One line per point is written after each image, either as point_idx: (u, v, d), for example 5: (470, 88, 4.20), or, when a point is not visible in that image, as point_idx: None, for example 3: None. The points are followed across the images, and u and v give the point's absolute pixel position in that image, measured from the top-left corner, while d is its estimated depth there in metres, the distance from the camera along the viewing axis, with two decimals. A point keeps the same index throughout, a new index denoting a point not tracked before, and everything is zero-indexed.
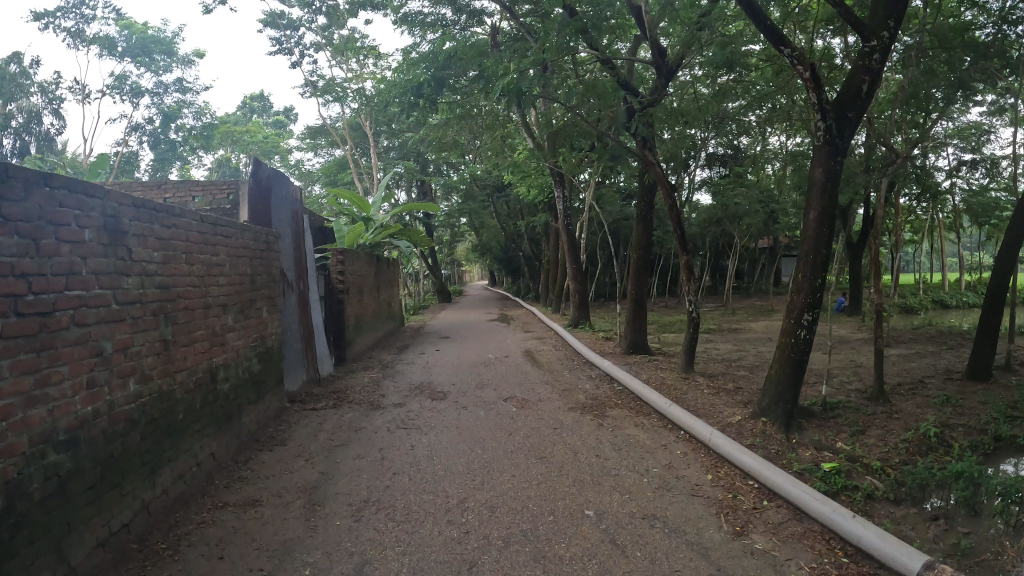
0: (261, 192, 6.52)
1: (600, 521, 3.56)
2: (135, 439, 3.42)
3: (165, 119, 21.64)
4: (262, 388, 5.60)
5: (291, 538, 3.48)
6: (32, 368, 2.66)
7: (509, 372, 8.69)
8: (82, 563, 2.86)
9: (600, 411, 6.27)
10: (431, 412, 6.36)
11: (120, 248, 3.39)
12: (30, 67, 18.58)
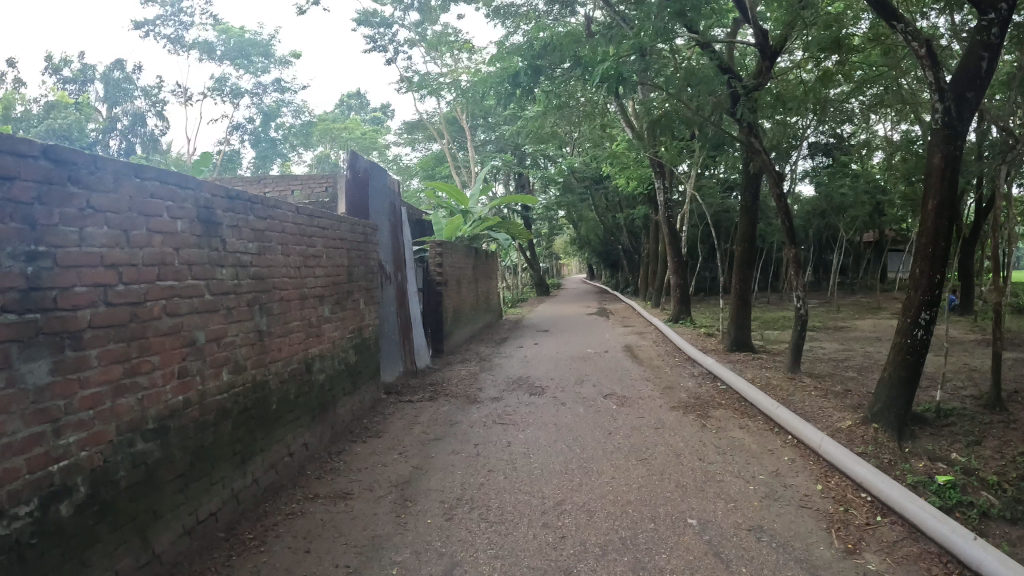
0: (360, 184, 6.62)
1: (704, 531, 3.39)
2: (226, 429, 3.50)
3: (265, 118, 22.60)
4: (358, 380, 5.70)
5: (380, 534, 3.49)
6: (122, 357, 2.75)
7: (607, 367, 8.54)
8: (167, 551, 2.94)
9: (703, 411, 6.04)
10: (529, 407, 6.31)
11: (214, 239, 3.48)
12: (133, 72, 19.90)
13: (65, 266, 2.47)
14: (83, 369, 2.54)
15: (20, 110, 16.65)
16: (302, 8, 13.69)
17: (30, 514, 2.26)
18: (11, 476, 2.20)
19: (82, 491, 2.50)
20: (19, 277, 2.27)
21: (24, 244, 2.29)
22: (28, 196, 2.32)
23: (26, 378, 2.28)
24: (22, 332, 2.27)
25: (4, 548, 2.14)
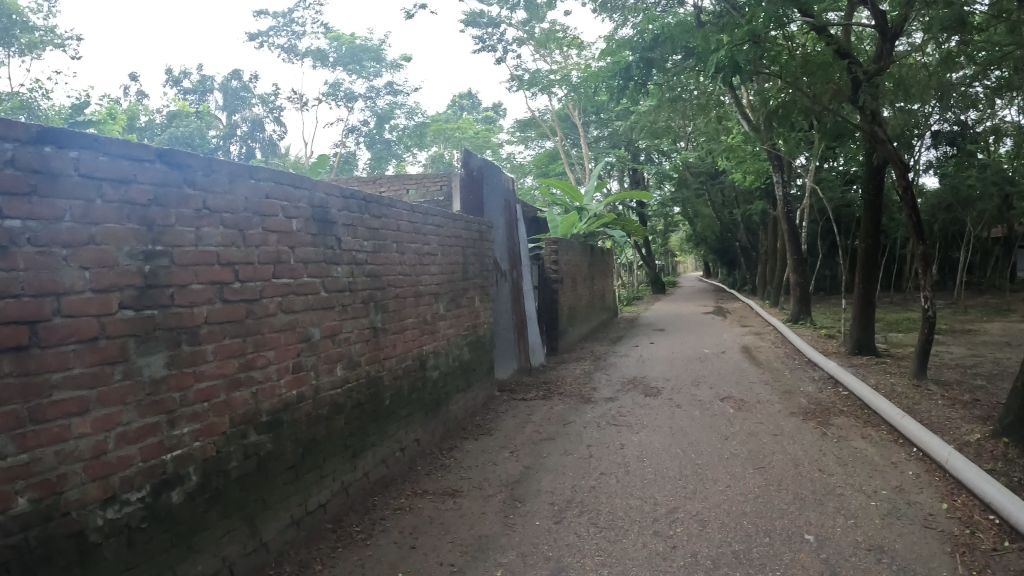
0: (473, 182, 6.68)
1: (822, 549, 3.18)
2: (338, 423, 3.60)
3: (378, 121, 23.82)
4: (472, 377, 5.75)
5: (486, 534, 3.48)
6: (237, 352, 2.86)
7: (724, 369, 8.23)
8: (275, 539, 3.03)
9: (824, 418, 5.71)
10: (643, 409, 6.17)
11: (329, 237, 3.57)
12: (250, 82, 21.02)
13: (182, 264, 2.58)
14: (198, 363, 2.64)
15: (148, 120, 18.01)
16: (409, 13, 14.10)
17: (141, 500, 2.36)
18: (125, 463, 2.31)
19: (193, 480, 2.60)
20: (137, 275, 2.38)
21: (143, 245, 2.41)
22: (145, 199, 2.44)
23: (143, 371, 2.39)
24: (141, 327, 2.38)
25: (113, 531, 2.24)
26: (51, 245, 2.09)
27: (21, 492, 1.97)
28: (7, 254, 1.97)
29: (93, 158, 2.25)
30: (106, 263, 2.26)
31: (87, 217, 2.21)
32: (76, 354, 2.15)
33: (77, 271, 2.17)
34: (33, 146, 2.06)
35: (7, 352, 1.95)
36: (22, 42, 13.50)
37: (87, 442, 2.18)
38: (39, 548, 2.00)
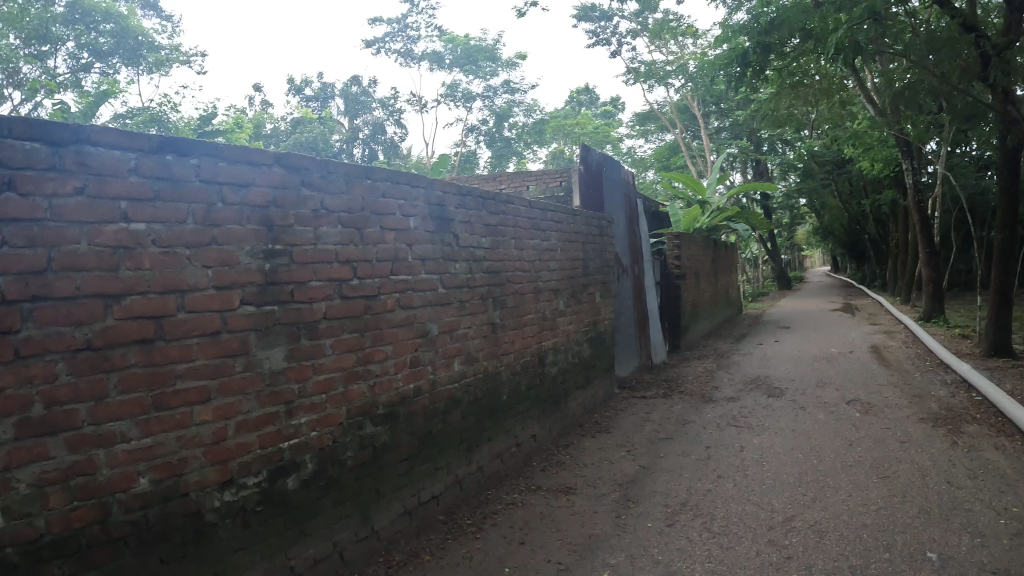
0: (593, 178, 6.57)
1: (946, 570, 2.92)
2: (455, 418, 3.64)
3: (498, 119, 23.91)
4: (590, 373, 5.66)
5: (597, 533, 3.41)
6: (355, 346, 2.92)
7: (853, 370, 7.72)
8: (387, 527, 3.06)
9: (955, 425, 5.25)
10: (766, 410, 5.88)
11: (446, 235, 3.61)
12: (369, 86, 21.86)
13: (301, 262, 2.64)
14: (316, 356, 2.71)
15: (273, 127, 19.15)
16: (520, 10, 14.20)
17: (257, 484, 2.44)
18: (244, 450, 2.39)
19: (310, 468, 2.65)
20: (258, 273, 2.47)
21: (264, 244, 2.49)
22: (265, 201, 2.51)
23: (263, 363, 2.48)
24: (261, 322, 2.47)
25: (229, 512, 2.33)
26: (176, 246, 2.20)
27: (142, 473, 2.08)
28: (133, 254, 2.08)
29: (214, 165, 2.34)
30: (228, 262, 2.36)
31: (208, 219, 2.30)
32: (198, 346, 2.25)
33: (201, 269, 2.27)
34: (155, 154, 2.17)
35: (134, 343, 2.07)
36: (150, 61, 14.86)
37: (208, 428, 2.28)
38: (156, 524, 2.11)
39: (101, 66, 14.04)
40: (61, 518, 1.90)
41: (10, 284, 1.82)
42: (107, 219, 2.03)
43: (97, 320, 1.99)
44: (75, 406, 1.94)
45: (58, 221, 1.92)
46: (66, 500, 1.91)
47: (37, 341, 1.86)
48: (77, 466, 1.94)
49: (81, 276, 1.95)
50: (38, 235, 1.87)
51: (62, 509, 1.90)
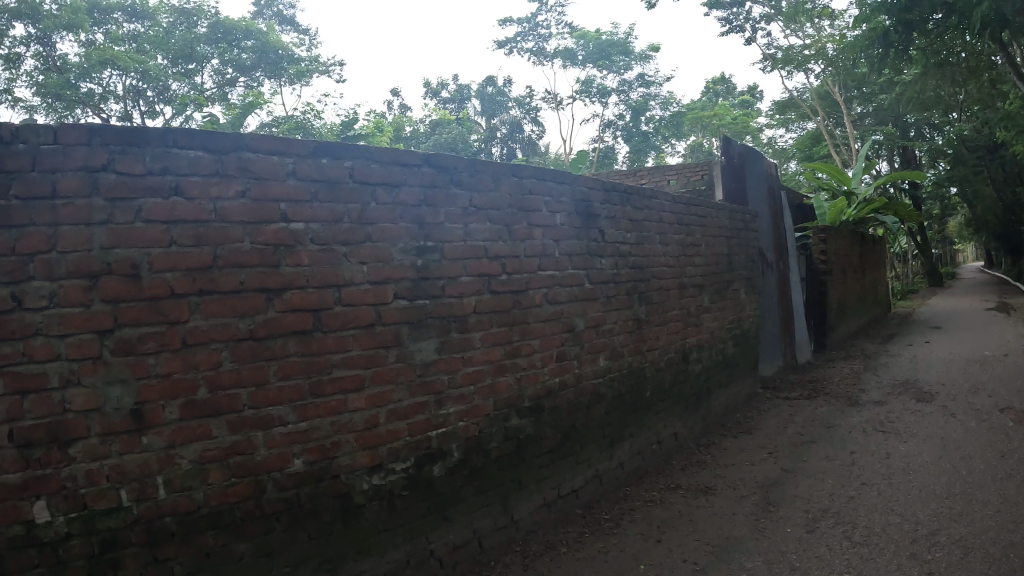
0: (735, 171, 6.24)
1: None
2: (598, 413, 3.44)
3: (634, 113, 23.37)
4: (735, 371, 5.31)
5: (735, 536, 3.17)
6: (504, 340, 2.89)
7: (1013, 376, 7.01)
8: (525, 518, 2.99)
9: None
10: (915, 415, 5.43)
11: (592, 230, 3.39)
12: (504, 86, 22.25)
13: (452, 258, 2.66)
14: (466, 349, 2.72)
15: (411, 130, 19.87)
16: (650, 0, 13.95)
17: (405, 470, 2.48)
18: (393, 437, 2.45)
19: (455, 456, 2.67)
20: (411, 269, 2.51)
21: (415, 241, 2.53)
22: (415, 200, 2.54)
23: (415, 354, 2.52)
24: (414, 316, 2.52)
25: (376, 495, 2.40)
26: (332, 243, 2.29)
27: (297, 455, 2.20)
28: (293, 251, 2.20)
29: (366, 166, 2.40)
30: (381, 258, 2.42)
31: (363, 218, 2.37)
32: (354, 338, 2.34)
33: (357, 265, 2.35)
34: (311, 158, 2.27)
35: (293, 334, 2.20)
36: (291, 72, 15.65)
37: (360, 415, 2.35)
38: (307, 503, 2.22)
39: (245, 80, 15.07)
40: (219, 493, 2.06)
41: (179, 279, 2.00)
42: (267, 218, 2.16)
43: (259, 312, 2.13)
44: (237, 391, 2.09)
45: (222, 221, 2.08)
46: (225, 476, 2.07)
47: (203, 331, 2.03)
48: (236, 446, 2.09)
49: (244, 272, 2.10)
50: (204, 234, 2.04)
51: (220, 485, 2.06)
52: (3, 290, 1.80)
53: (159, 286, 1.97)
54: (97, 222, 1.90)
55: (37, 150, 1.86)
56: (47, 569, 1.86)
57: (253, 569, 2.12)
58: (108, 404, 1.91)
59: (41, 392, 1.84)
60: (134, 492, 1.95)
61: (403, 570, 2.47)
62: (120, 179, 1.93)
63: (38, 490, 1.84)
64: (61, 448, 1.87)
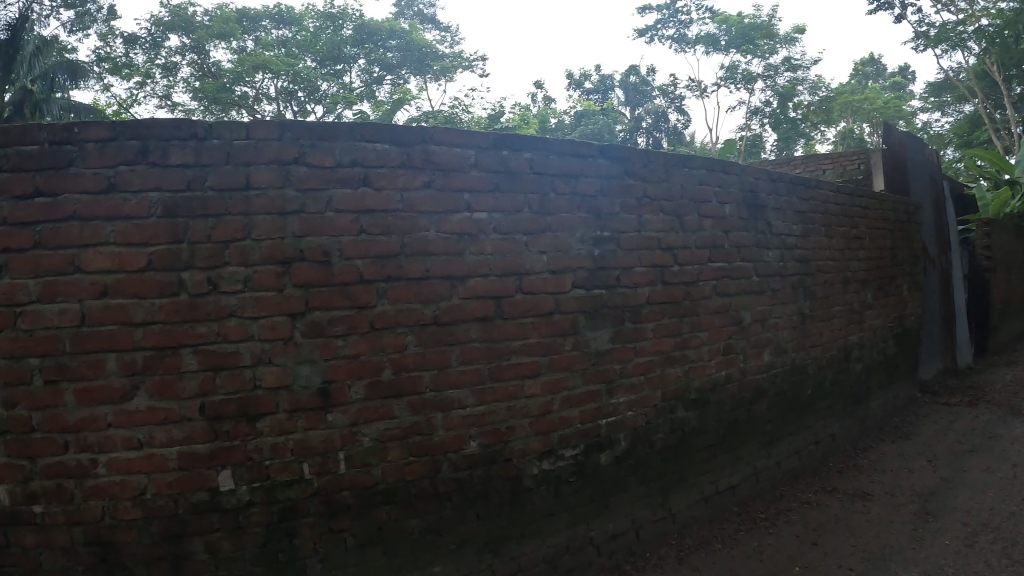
0: (897, 160, 5.89)
1: None
2: (761, 409, 3.35)
3: (781, 99, 22.34)
4: (895, 373, 5.02)
5: (891, 545, 3.00)
6: (675, 331, 2.85)
7: None
8: (683, 512, 2.96)
9: None
10: None
11: (758, 222, 3.30)
12: (648, 75, 22.22)
13: (626, 249, 2.67)
14: (638, 339, 2.72)
15: (558, 121, 20.09)
16: None
17: (574, 456, 2.53)
18: (564, 423, 2.50)
19: (622, 446, 2.69)
20: (587, 259, 2.55)
21: (591, 232, 2.57)
22: (591, 190, 2.57)
23: (590, 343, 2.56)
24: (589, 305, 2.55)
25: (545, 480, 2.47)
26: (514, 234, 2.37)
27: (472, 437, 2.30)
28: (477, 240, 2.30)
29: (545, 157, 2.46)
30: (561, 248, 2.48)
31: (542, 208, 2.44)
32: (533, 325, 2.41)
33: (537, 255, 2.42)
34: (493, 150, 2.36)
35: (475, 320, 2.29)
36: (434, 68, 17.15)
37: (535, 401, 2.42)
38: (479, 484, 2.32)
39: (392, 78, 16.87)
40: (396, 470, 2.18)
41: (368, 265, 2.12)
42: (453, 209, 2.26)
43: (444, 298, 2.23)
44: (420, 373, 2.20)
45: (408, 211, 2.18)
46: (403, 455, 2.19)
47: (390, 315, 2.15)
48: (417, 426, 2.20)
49: (430, 260, 2.20)
50: (392, 224, 2.15)
51: (398, 463, 2.18)
52: (200, 275, 1.98)
53: (348, 272, 2.10)
54: (290, 212, 2.04)
55: (230, 145, 2.01)
56: (227, 533, 2.03)
57: (425, 544, 2.24)
58: (296, 382, 2.06)
59: (234, 369, 2.01)
60: (316, 466, 2.09)
61: (563, 554, 2.53)
62: (311, 171, 2.07)
63: (225, 459, 2.02)
64: (249, 422, 2.03)
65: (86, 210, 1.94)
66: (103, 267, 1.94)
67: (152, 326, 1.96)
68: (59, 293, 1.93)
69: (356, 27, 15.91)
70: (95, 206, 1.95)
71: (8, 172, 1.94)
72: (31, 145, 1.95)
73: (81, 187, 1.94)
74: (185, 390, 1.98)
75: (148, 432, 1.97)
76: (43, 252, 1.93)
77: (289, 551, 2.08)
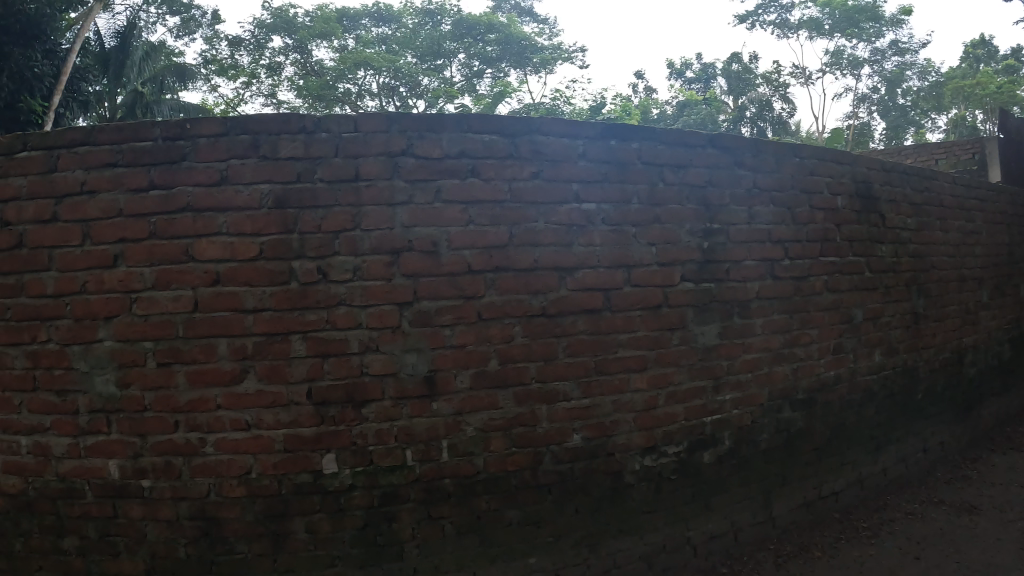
0: (1017, 150, 5.50)
1: None
2: (870, 412, 3.19)
3: (889, 85, 21.26)
4: (1011, 379, 4.69)
5: (999, 564, 2.75)
6: (784, 327, 2.75)
7: None
8: (783, 516, 2.86)
9: None
10: None
11: (872, 214, 3.15)
12: (751, 62, 21.65)
13: (737, 241, 2.60)
14: (747, 335, 2.64)
15: (659, 112, 19.68)
16: None
17: (677, 453, 2.49)
18: (669, 419, 2.45)
19: (726, 444, 2.62)
20: (696, 252, 2.49)
21: (701, 223, 2.50)
22: (700, 181, 2.51)
23: (698, 338, 2.50)
24: (699, 299, 2.50)
25: (646, 477, 2.43)
26: (622, 225, 2.35)
27: (576, 430, 2.29)
28: (586, 231, 2.29)
29: (652, 147, 2.42)
30: (670, 239, 2.44)
31: (651, 199, 2.41)
32: (641, 318, 2.38)
33: (646, 247, 2.39)
34: (601, 140, 2.34)
35: (583, 312, 2.28)
36: (535, 61, 17.20)
37: (641, 395, 2.39)
38: (580, 478, 2.31)
39: (492, 71, 17.12)
40: (498, 460, 2.20)
41: (476, 256, 2.15)
42: (562, 200, 2.26)
43: (552, 290, 2.24)
44: (526, 364, 2.21)
45: (516, 202, 2.20)
46: (506, 445, 2.20)
47: (497, 306, 2.17)
48: (521, 417, 2.21)
49: (538, 251, 2.21)
50: (500, 214, 2.17)
51: (500, 453, 2.20)
52: (311, 264, 2.05)
53: (457, 261, 2.13)
54: (399, 203, 2.08)
55: (339, 138, 2.07)
56: (328, 515, 2.10)
57: (523, 535, 2.25)
58: (403, 370, 2.10)
59: (341, 355, 2.06)
60: (419, 453, 2.13)
61: (660, 553, 2.49)
62: (420, 163, 2.11)
63: (331, 443, 2.08)
64: (356, 408, 2.08)
65: (199, 202, 2.04)
66: (215, 256, 2.03)
67: (264, 313, 2.04)
68: (173, 281, 2.04)
69: (453, 22, 16.10)
70: (207, 198, 2.04)
71: (124, 167, 2.06)
72: (145, 141, 2.06)
73: (195, 180, 2.04)
74: (294, 375, 2.05)
75: (257, 415, 2.05)
76: (158, 242, 2.04)
77: (388, 535, 2.13)
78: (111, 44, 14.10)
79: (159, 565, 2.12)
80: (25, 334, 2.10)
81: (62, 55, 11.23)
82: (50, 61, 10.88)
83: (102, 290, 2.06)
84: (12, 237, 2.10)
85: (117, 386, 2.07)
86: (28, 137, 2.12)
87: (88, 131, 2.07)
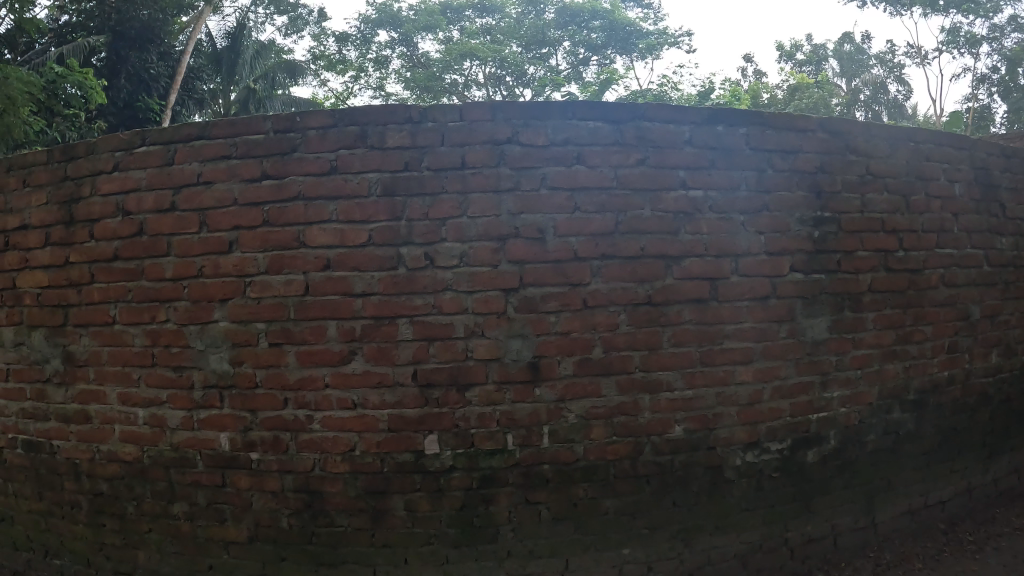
0: None
1: None
2: (984, 417, 2.99)
3: (1010, 64, 19.69)
4: None
5: None
6: (897, 323, 2.63)
7: None
8: (886, 523, 2.73)
9: None
10: None
11: (992, 204, 2.95)
12: (863, 42, 20.52)
13: (848, 231, 2.49)
14: (858, 330, 2.53)
15: (769, 97, 18.97)
16: None
17: (780, 451, 2.42)
18: (774, 415, 2.39)
19: (832, 444, 2.53)
20: (807, 241, 2.41)
21: (813, 211, 2.42)
22: (812, 167, 2.42)
23: (807, 331, 2.42)
24: (809, 291, 2.41)
25: (747, 473, 2.38)
26: (731, 213, 2.30)
27: (678, 421, 2.27)
28: (692, 219, 2.26)
29: (761, 132, 2.35)
30: (780, 229, 2.36)
31: (761, 186, 2.34)
32: (748, 309, 2.32)
33: (754, 235, 2.32)
34: (708, 126, 2.30)
35: (690, 302, 2.26)
36: (640, 46, 16.97)
37: (746, 389, 2.34)
38: (679, 470, 2.29)
39: (598, 58, 17.00)
40: (598, 449, 2.21)
41: (583, 243, 2.16)
42: (667, 186, 2.23)
43: (658, 278, 2.22)
44: (631, 354, 2.21)
45: (623, 188, 2.19)
46: (606, 434, 2.21)
47: (603, 294, 2.18)
48: (623, 406, 2.21)
49: (644, 239, 2.20)
50: (607, 202, 2.18)
51: (601, 441, 2.21)
52: (418, 250, 2.11)
53: (563, 249, 2.15)
54: (505, 190, 2.12)
55: (445, 128, 2.13)
56: (427, 494, 2.17)
57: (616, 526, 2.26)
58: (507, 355, 2.14)
59: (447, 340, 2.13)
60: (520, 438, 2.17)
61: (755, 553, 2.44)
62: (526, 150, 2.14)
63: (433, 425, 2.14)
64: (459, 391, 2.14)
65: (309, 190, 2.14)
66: (326, 242, 2.13)
67: (373, 297, 2.12)
68: (286, 265, 2.15)
69: (557, 11, 16.33)
70: (316, 187, 2.14)
71: (237, 159, 2.19)
72: (257, 134, 2.19)
73: (306, 170, 2.14)
74: (400, 357, 2.13)
75: (364, 394, 2.14)
76: (271, 229, 2.16)
77: (484, 517, 2.19)
78: (223, 44, 14.96)
79: (262, 533, 2.25)
80: (146, 314, 2.28)
81: (176, 57, 11.94)
82: (164, 63, 11.64)
83: (218, 274, 2.20)
84: (134, 225, 2.28)
85: (230, 363, 2.21)
86: (147, 133, 2.29)
87: (203, 127, 2.21)
